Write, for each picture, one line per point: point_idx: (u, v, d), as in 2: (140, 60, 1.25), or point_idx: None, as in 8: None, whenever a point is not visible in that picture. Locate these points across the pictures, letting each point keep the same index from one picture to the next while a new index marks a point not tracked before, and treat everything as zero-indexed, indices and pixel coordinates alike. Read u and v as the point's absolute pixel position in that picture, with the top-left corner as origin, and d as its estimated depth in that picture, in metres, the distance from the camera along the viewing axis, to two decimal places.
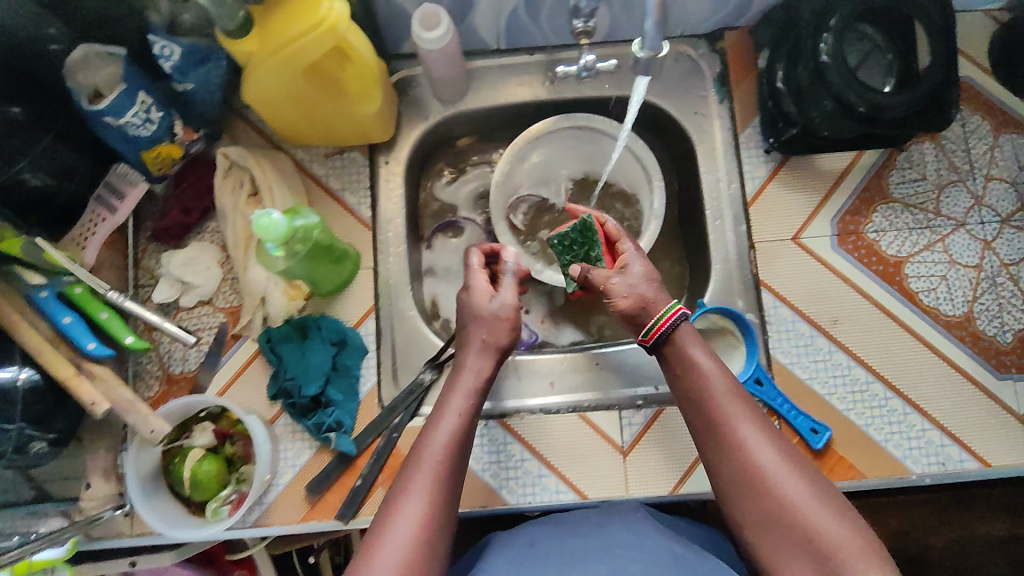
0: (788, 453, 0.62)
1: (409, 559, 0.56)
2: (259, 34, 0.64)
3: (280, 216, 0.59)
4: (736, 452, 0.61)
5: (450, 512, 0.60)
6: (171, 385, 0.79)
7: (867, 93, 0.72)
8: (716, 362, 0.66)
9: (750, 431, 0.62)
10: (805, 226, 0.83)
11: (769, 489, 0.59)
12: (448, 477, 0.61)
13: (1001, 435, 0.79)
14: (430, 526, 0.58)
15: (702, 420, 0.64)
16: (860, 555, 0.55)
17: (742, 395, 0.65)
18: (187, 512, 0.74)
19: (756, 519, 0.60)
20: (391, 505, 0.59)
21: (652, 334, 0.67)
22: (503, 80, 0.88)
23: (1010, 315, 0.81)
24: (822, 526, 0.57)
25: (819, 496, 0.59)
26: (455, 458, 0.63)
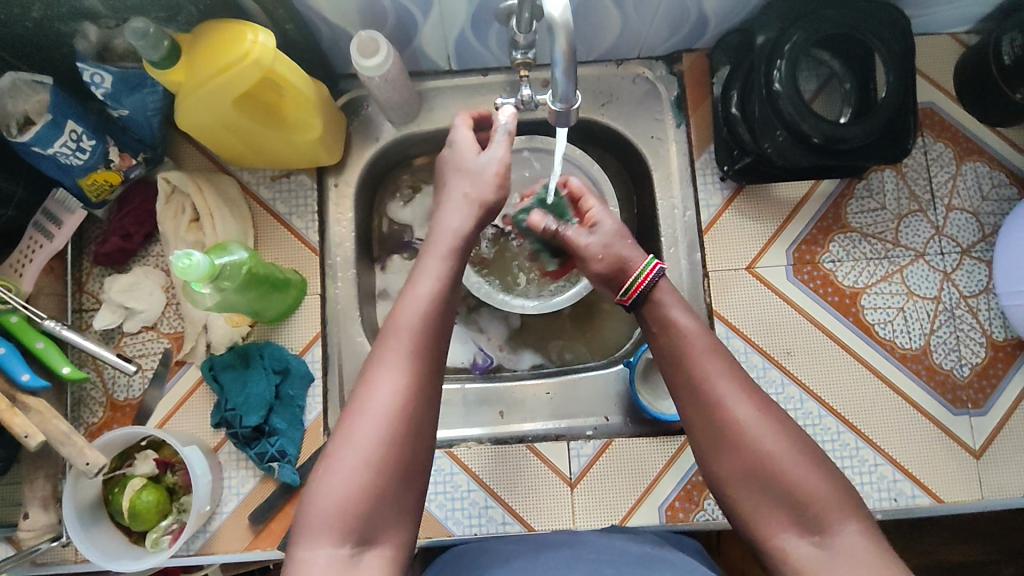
0: (768, 406, 0.59)
1: (386, 431, 0.54)
2: (187, 66, 0.63)
3: (200, 257, 0.58)
4: (712, 410, 0.58)
5: (432, 386, 0.57)
6: (114, 412, 0.78)
7: (821, 124, 0.71)
8: (693, 317, 0.64)
9: (730, 388, 0.59)
10: (760, 255, 0.81)
11: (749, 443, 0.56)
12: (425, 347, 0.58)
13: (956, 472, 0.77)
14: (408, 399, 0.55)
15: (682, 378, 0.61)
16: (837, 507, 0.54)
17: (721, 349, 0.62)
18: (129, 541, 0.73)
19: (737, 474, 0.57)
20: (368, 380, 0.56)
21: (629, 293, 0.67)
22: (458, 101, 0.86)
23: (968, 348, 0.79)
24: (800, 477, 0.55)
25: (799, 446, 0.57)
26: (431, 322, 0.59)
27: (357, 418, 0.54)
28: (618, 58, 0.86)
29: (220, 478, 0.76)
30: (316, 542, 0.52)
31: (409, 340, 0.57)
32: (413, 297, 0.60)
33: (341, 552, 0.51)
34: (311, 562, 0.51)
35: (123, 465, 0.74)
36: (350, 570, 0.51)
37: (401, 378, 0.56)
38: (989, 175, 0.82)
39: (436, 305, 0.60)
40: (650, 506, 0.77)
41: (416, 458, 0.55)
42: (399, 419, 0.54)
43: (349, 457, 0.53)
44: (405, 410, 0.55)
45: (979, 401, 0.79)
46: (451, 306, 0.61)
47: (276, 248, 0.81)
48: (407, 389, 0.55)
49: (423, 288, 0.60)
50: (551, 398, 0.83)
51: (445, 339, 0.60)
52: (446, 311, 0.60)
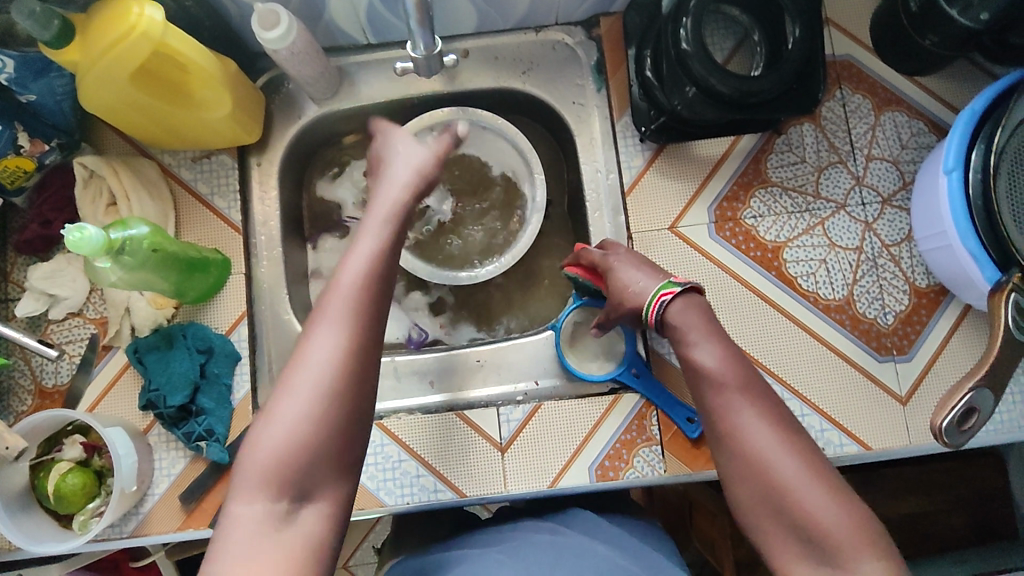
0: (791, 435, 0.56)
1: (329, 386, 0.52)
2: (81, 43, 0.63)
3: (93, 230, 0.58)
4: (732, 438, 0.56)
5: (370, 337, 0.55)
6: (43, 399, 0.78)
7: (731, 79, 0.71)
8: (714, 341, 0.60)
9: (750, 413, 0.56)
10: (682, 214, 0.81)
11: (767, 473, 0.54)
12: (366, 305, 0.56)
13: (881, 418, 0.78)
14: (345, 356, 0.53)
15: (703, 404, 0.59)
16: (857, 543, 0.50)
17: (747, 371, 0.59)
18: (58, 526, 0.73)
19: (752, 502, 0.54)
20: (303, 342, 0.54)
21: (652, 312, 0.65)
22: (379, 76, 0.86)
23: (891, 297, 0.80)
24: (819, 511, 0.52)
25: (820, 476, 0.53)
26: (371, 279, 0.57)
27: (292, 381, 0.52)
28: (537, 25, 0.86)
29: (150, 459, 0.76)
30: (248, 502, 0.50)
31: (346, 298, 0.55)
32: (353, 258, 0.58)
33: (275, 509, 0.49)
34: (237, 522, 0.49)
35: (51, 450, 0.74)
36: (283, 527, 0.49)
37: (341, 336, 0.54)
38: (908, 123, 0.83)
39: (377, 262, 0.58)
40: (579, 468, 0.77)
41: (360, 412, 0.53)
42: (333, 376, 0.52)
43: (283, 416, 0.51)
44: (340, 369, 0.52)
45: (904, 347, 0.79)
46: (393, 260, 0.59)
47: (199, 229, 0.81)
48: (348, 347, 0.53)
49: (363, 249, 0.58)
50: (482, 364, 0.84)
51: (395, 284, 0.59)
52: (386, 265, 0.58)
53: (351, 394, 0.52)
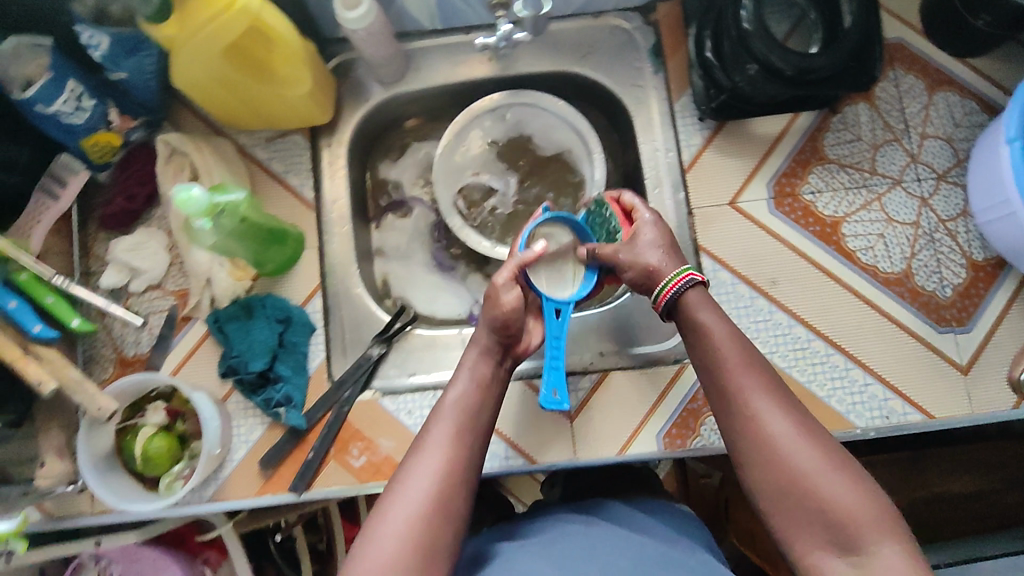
0: (808, 423, 0.58)
1: (426, 511, 0.57)
2: (179, 19, 0.65)
3: (199, 192, 0.61)
4: (748, 425, 0.59)
5: (473, 466, 0.62)
6: (124, 368, 0.81)
7: (791, 56, 0.73)
8: (724, 330, 0.64)
9: (766, 402, 0.59)
10: (741, 190, 0.83)
11: (784, 459, 0.57)
12: (465, 439, 0.62)
13: (943, 388, 0.79)
14: (444, 482, 0.59)
15: (717, 387, 0.62)
16: (875, 526, 0.53)
17: (759, 363, 0.62)
18: (143, 488, 0.76)
19: (768, 491, 0.57)
20: (408, 468, 0.61)
21: (680, 279, 0.67)
22: (444, 60, 0.89)
23: (949, 270, 0.82)
24: (837, 495, 0.54)
25: (837, 463, 0.56)
26: (467, 413, 0.64)
27: (396, 501, 0.58)
28: (595, 11, 0.88)
29: (229, 426, 0.79)
30: None
31: (446, 432, 0.63)
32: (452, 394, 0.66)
33: None
34: None
35: (135, 416, 0.77)
36: None
37: (440, 460, 0.60)
38: (960, 103, 0.85)
39: (473, 400, 0.66)
40: (644, 438, 0.79)
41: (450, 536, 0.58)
42: (434, 501, 0.58)
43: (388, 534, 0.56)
44: (442, 494, 0.59)
45: (963, 319, 0.81)
46: (489, 398, 0.67)
47: (274, 206, 0.84)
48: (441, 476, 0.59)
49: (460, 388, 0.66)
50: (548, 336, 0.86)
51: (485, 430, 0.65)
52: (479, 402, 0.66)
53: (449, 515, 0.58)
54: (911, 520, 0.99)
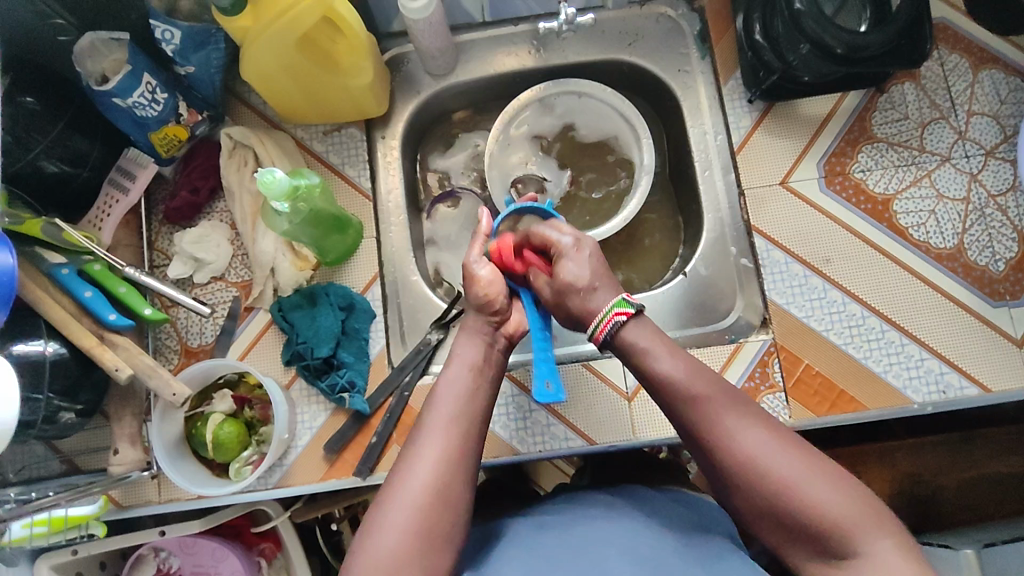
0: (778, 432, 0.60)
1: (420, 506, 0.59)
2: (253, 11, 0.69)
3: (282, 175, 0.63)
4: (724, 449, 0.59)
5: (467, 452, 0.63)
6: (189, 358, 0.82)
7: (843, 34, 0.75)
8: (669, 355, 0.65)
9: (733, 419, 0.60)
10: (792, 170, 0.85)
11: (767, 477, 0.57)
12: (459, 429, 0.64)
13: (1001, 360, 0.80)
14: (442, 469, 0.61)
15: (685, 414, 0.62)
16: (864, 524, 0.55)
17: (719, 382, 0.62)
18: (212, 474, 0.77)
19: (752, 510, 0.59)
20: (404, 461, 0.62)
21: (604, 324, 0.67)
22: (492, 52, 0.91)
23: (1000, 244, 0.82)
24: (826, 503, 0.56)
25: (816, 468, 0.57)
26: (462, 396, 0.66)
27: (392, 498, 0.59)
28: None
29: (294, 413, 0.80)
30: None
31: (439, 419, 0.64)
32: (446, 381, 0.67)
33: None
34: None
35: (203, 404, 0.78)
36: None
37: (436, 449, 0.62)
38: (1006, 81, 0.86)
39: (465, 383, 0.67)
40: None
41: (447, 525, 0.59)
42: (432, 490, 0.59)
43: (389, 531, 0.58)
44: (439, 483, 0.60)
45: (1017, 293, 0.81)
46: (482, 379, 0.68)
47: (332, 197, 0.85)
48: (439, 464, 0.61)
49: (452, 373, 0.68)
50: None
51: (479, 411, 0.66)
52: (474, 384, 0.67)
53: (445, 507, 0.59)
54: (960, 501, 1.00)
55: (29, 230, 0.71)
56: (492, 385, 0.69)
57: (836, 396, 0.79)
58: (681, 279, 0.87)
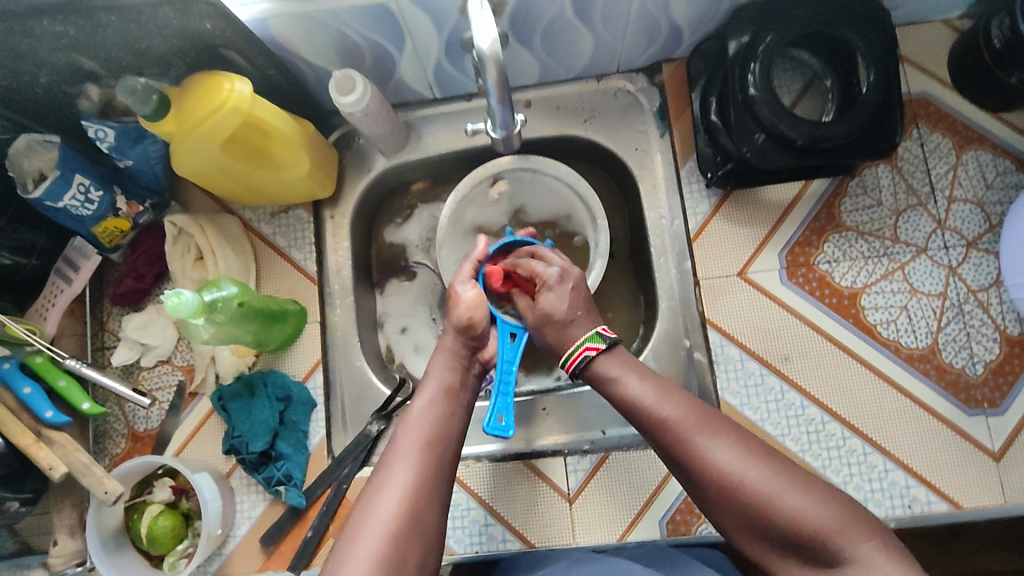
0: (748, 442, 0.58)
1: (395, 529, 0.57)
2: (177, 117, 0.66)
3: (189, 295, 0.63)
4: (693, 463, 0.58)
5: (442, 477, 0.62)
6: (135, 443, 0.83)
7: (802, 126, 0.69)
8: (641, 382, 0.64)
9: (707, 437, 0.58)
10: (751, 260, 0.79)
11: (742, 489, 0.55)
12: (432, 443, 0.63)
13: (973, 474, 0.74)
14: (415, 495, 0.59)
15: (658, 436, 0.61)
16: (842, 526, 0.52)
17: (691, 402, 0.62)
18: (149, 566, 0.78)
19: (738, 524, 0.56)
20: (375, 486, 0.60)
21: (574, 359, 0.69)
22: (445, 129, 0.88)
23: (979, 345, 0.76)
24: (801, 510, 0.53)
25: (787, 474, 0.56)
26: (438, 423, 0.65)
27: (364, 524, 0.57)
28: (598, 74, 0.85)
29: (233, 502, 0.80)
30: None
31: (414, 444, 0.62)
32: (419, 406, 0.66)
33: None
34: None
35: (143, 493, 0.79)
36: None
37: (411, 465, 0.61)
38: (993, 162, 0.79)
39: (440, 409, 0.66)
40: (650, 521, 0.77)
41: (421, 546, 0.58)
42: (403, 520, 0.58)
43: (362, 552, 0.56)
44: (414, 506, 0.59)
45: (995, 400, 0.75)
46: (456, 405, 0.68)
47: (278, 280, 0.85)
48: (415, 479, 0.60)
49: (426, 398, 0.67)
50: (548, 413, 0.84)
51: (454, 435, 0.65)
52: (449, 412, 0.67)
53: (416, 529, 0.58)
54: None
55: None
56: (466, 413, 0.69)
57: None
58: None
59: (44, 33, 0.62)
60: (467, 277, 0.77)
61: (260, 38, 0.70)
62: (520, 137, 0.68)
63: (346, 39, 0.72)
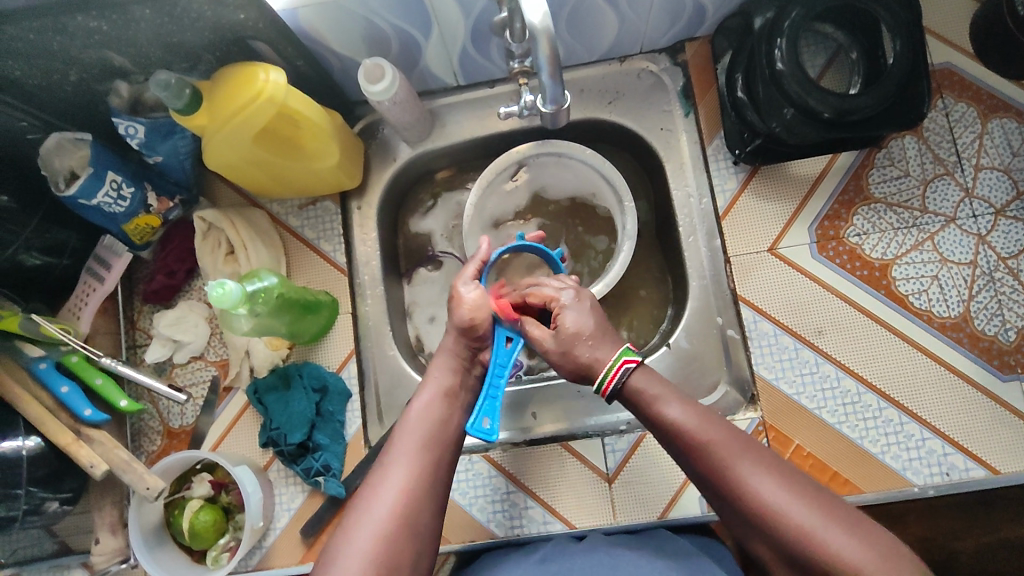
0: (797, 477, 0.54)
1: (390, 531, 0.56)
2: (209, 109, 0.66)
3: (233, 285, 0.63)
4: (737, 494, 0.54)
5: (437, 479, 0.61)
6: (171, 439, 0.83)
7: (830, 98, 0.69)
8: (683, 406, 0.60)
9: (751, 465, 0.55)
10: (780, 236, 0.80)
11: (783, 522, 0.51)
12: (430, 444, 0.63)
13: (1010, 438, 0.74)
14: (411, 493, 0.58)
15: (702, 467, 0.57)
16: (886, 570, 0.47)
17: (737, 430, 0.58)
18: (191, 560, 0.78)
19: (780, 562, 0.52)
20: (372, 483, 0.59)
21: (610, 379, 0.62)
22: (468, 116, 0.88)
23: (1011, 311, 0.77)
24: (843, 552, 0.49)
25: (834, 512, 0.51)
26: (435, 423, 0.64)
27: (357, 525, 0.56)
28: (621, 55, 0.85)
29: (272, 495, 0.80)
30: None
31: (411, 444, 0.62)
32: (418, 407, 0.66)
33: None
34: None
35: (182, 489, 0.79)
36: None
37: (407, 466, 0.60)
38: (1018, 130, 0.79)
39: (440, 410, 0.65)
40: (689, 498, 0.77)
41: (414, 551, 0.57)
42: (398, 518, 0.57)
43: (351, 555, 0.54)
44: (409, 504, 0.58)
45: None
46: (455, 407, 0.67)
47: (308, 273, 0.85)
48: (411, 478, 0.59)
49: (425, 398, 0.66)
50: (582, 396, 0.84)
51: (451, 437, 0.65)
52: (447, 413, 0.66)
53: (410, 529, 0.57)
54: None
55: (6, 327, 0.72)
56: (465, 413, 0.68)
57: (832, 479, 0.75)
58: (664, 350, 0.82)
59: (78, 29, 0.61)
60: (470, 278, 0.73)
61: (290, 28, 0.70)
62: (568, 115, 0.68)
63: (374, 26, 0.72)
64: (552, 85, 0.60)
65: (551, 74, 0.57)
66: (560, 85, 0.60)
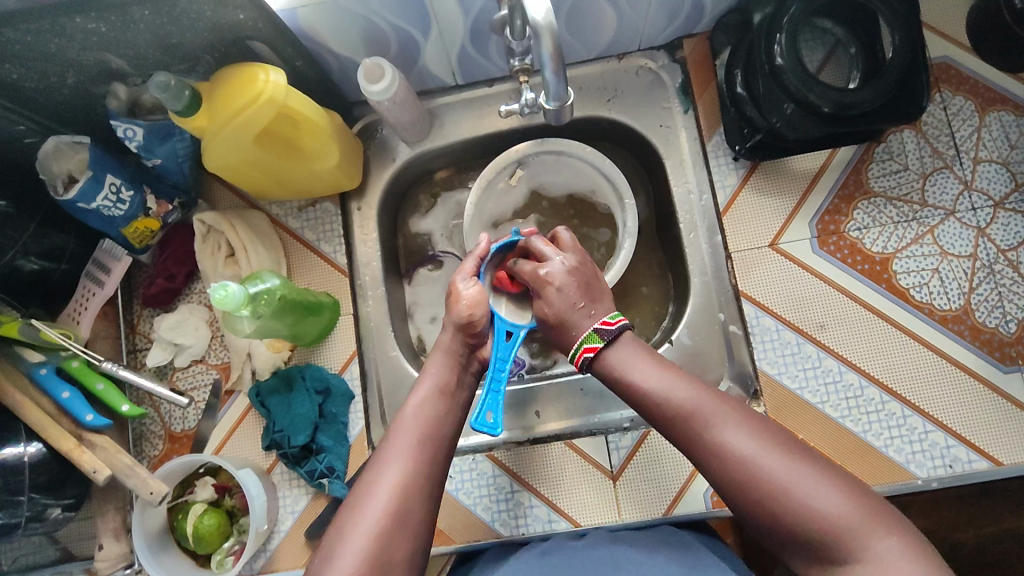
0: (773, 437, 0.56)
1: (382, 531, 0.56)
2: (208, 110, 0.66)
3: (235, 287, 0.63)
4: (714, 456, 0.55)
5: (432, 478, 0.60)
6: (173, 444, 0.83)
7: (830, 93, 0.70)
8: (656, 372, 0.61)
9: (726, 426, 0.56)
10: (782, 231, 0.80)
11: (760, 481, 0.53)
12: (427, 442, 0.62)
13: (1012, 429, 0.74)
14: (405, 491, 0.58)
15: (676, 430, 0.58)
16: (862, 521, 0.51)
17: (710, 394, 0.59)
18: (196, 564, 0.77)
19: (758, 520, 0.54)
20: (368, 478, 0.59)
21: (577, 358, 0.65)
22: (467, 115, 0.88)
23: (1011, 303, 0.77)
24: (822, 506, 0.51)
25: (810, 468, 0.53)
26: (431, 422, 0.63)
27: (355, 520, 0.56)
28: (619, 52, 0.85)
29: (276, 497, 0.80)
30: None
31: (406, 442, 0.61)
32: (414, 403, 0.64)
33: None
34: None
35: (185, 493, 0.79)
36: None
37: (402, 463, 0.59)
38: (1016, 122, 0.80)
39: (436, 408, 0.64)
40: (694, 494, 0.77)
41: (407, 549, 0.57)
42: (392, 516, 0.57)
43: (351, 548, 0.55)
44: (405, 502, 0.57)
45: None
46: (452, 405, 0.66)
47: (309, 275, 0.85)
48: (406, 476, 0.59)
49: (421, 396, 0.65)
50: (585, 394, 0.84)
51: (447, 436, 0.64)
52: (444, 410, 0.65)
53: (405, 527, 0.57)
54: None
55: (7, 332, 0.72)
56: (462, 411, 0.67)
57: None
58: (667, 347, 0.82)
59: (75, 31, 0.61)
60: (468, 274, 0.73)
61: (290, 29, 0.70)
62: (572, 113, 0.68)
63: (373, 26, 0.71)
64: (556, 82, 0.60)
65: (554, 72, 0.57)
66: (563, 82, 0.60)
